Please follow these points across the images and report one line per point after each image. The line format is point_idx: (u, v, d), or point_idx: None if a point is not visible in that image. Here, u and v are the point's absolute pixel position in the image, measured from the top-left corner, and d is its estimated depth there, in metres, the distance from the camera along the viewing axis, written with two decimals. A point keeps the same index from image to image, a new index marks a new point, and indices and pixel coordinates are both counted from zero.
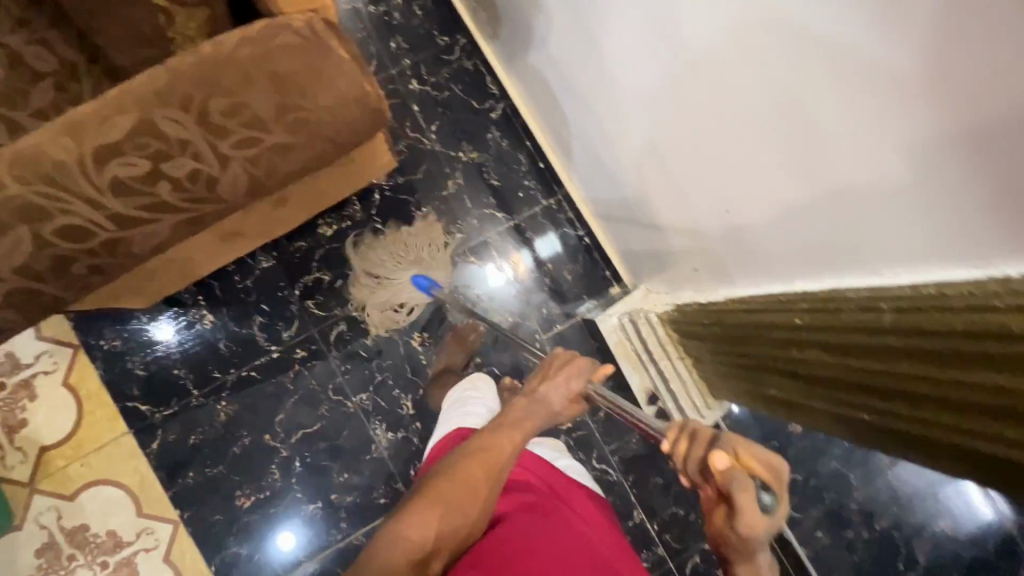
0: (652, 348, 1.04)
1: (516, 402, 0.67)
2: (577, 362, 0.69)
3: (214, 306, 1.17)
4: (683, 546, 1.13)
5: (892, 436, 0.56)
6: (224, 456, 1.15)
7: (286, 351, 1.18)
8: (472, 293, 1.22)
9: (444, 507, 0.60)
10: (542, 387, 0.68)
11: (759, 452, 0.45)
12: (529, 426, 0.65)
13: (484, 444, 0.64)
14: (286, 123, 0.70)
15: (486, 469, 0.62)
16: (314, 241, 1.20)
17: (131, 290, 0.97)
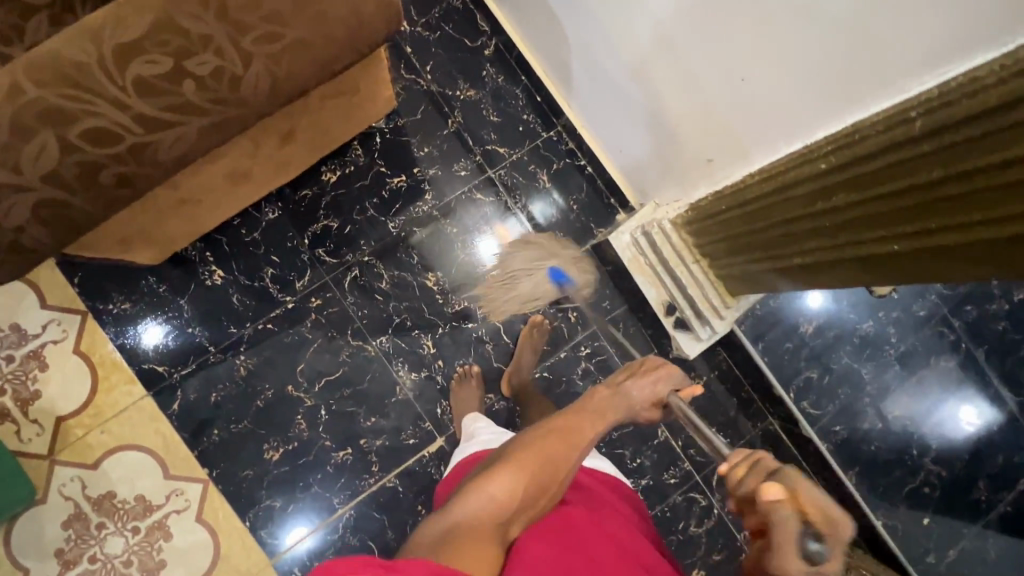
0: (668, 257, 1.05)
1: (599, 393, 0.79)
2: (667, 369, 0.82)
3: (222, 261, 1.15)
4: (709, 459, 1.26)
5: (927, 256, 0.57)
6: (248, 410, 1.14)
7: (300, 302, 1.17)
8: (481, 233, 1.23)
9: (528, 476, 0.66)
10: (629, 385, 0.80)
11: (815, 494, 0.52)
12: (612, 416, 0.77)
13: (574, 425, 0.74)
14: (306, 20, 0.64)
15: (569, 450, 0.71)
16: (319, 189, 1.19)
17: (144, 238, 0.96)
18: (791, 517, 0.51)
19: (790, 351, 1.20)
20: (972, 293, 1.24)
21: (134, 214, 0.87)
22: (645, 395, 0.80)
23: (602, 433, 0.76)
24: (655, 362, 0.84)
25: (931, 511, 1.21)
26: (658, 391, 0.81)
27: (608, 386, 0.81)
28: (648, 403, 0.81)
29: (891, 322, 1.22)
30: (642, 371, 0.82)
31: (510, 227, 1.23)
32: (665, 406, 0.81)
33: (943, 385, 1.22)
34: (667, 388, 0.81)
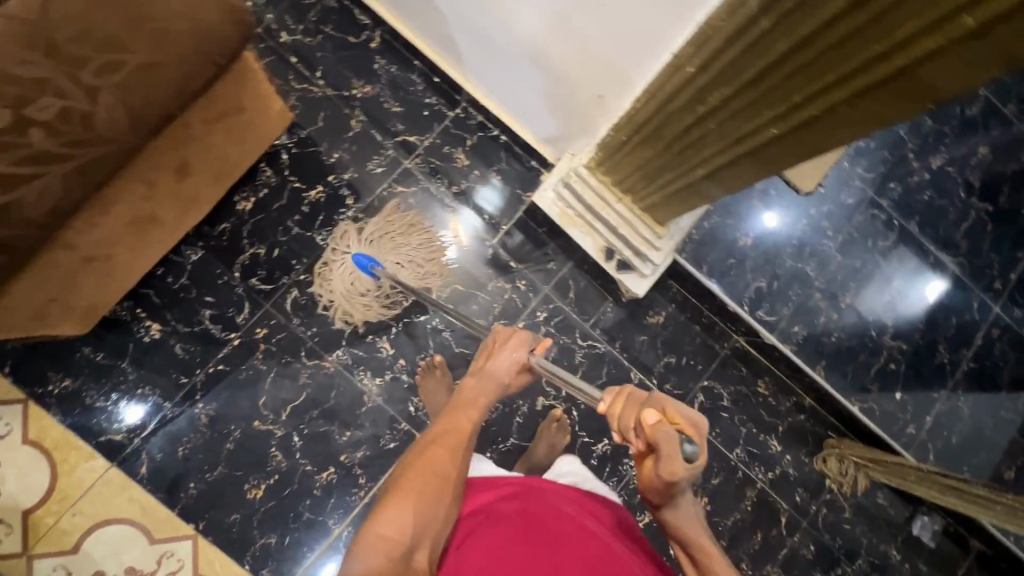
0: (593, 204, 1.05)
1: (468, 384, 0.79)
2: (516, 336, 0.81)
3: (156, 314, 1.12)
4: (684, 390, 1.29)
5: (798, 132, 0.59)
6: (220, 456, 1.12)
7: (246, 336, 1.15)
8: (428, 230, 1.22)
9: (416, 499, 0.65)
10: (489, 364, 0.80)
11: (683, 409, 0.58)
12: (484, 401, 0.77)
13: (451, 427, 0.74)
14: (145, 39, 0.62)
15: (452, 453, 0.71)
16: (238, 219, 1.16)
17: (60, 310, 0.92)
18: (672, 435, 0.56)
19: (735, 267, 1.22)
20: (891, 171, 1.29)
21: (38, 283, 0.83)
22: (507, 366, 0.79)
23: (478, 420, 0.76)
24: (508, 333, 0.82)
25: (901, 386, 1.26)
26: (519, 358, 0.80)
27: (472, 372, 0.81)
28: (517, 368, 0.80)
29: (823, 216, 1.25)
30: (502, 344, 0.81)
31: (462, 223, 1.23)
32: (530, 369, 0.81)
33: (885, 264, 1.27)
34: (525, 353, 0.80)
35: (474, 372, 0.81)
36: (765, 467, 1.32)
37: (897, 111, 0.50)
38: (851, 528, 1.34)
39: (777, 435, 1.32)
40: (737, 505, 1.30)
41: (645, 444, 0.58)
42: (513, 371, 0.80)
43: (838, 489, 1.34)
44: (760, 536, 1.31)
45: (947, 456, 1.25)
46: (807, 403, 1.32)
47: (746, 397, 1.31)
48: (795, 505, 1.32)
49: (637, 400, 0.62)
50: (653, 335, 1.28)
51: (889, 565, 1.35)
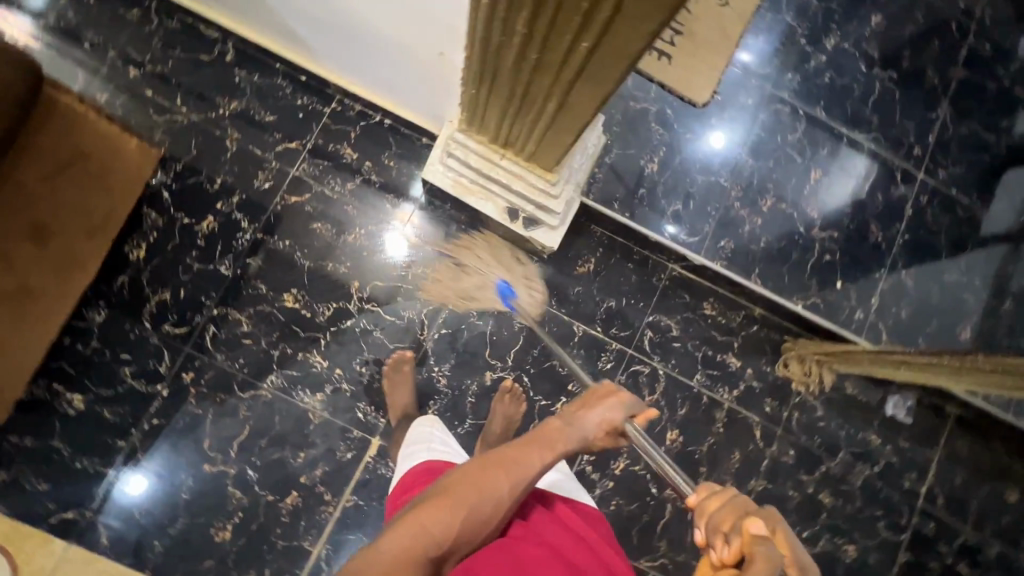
0: (481, 167, 1.01)
1: (552, 425, 0.70)
2: (615, 398, 0.73)
3: (75, 384, 1.09)
4: (632, 330, 1.28)
5: (603, 42, 0.56)
6: (177, 509, 1.09)
7: (173, 383, 1.12)
8: (368, 225, 1.20)
9: (465, 511, 0.60)
10: (583, 416, 0.71)
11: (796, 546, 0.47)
12: (561, 449, 0.68)
13: (521, 459, 0.66)
14: None
15: (513, 481, 0.64)
16: (134, 269, 1.12)
17: None
18: (777, 560, 0.44)
19: (648, 196, 1.19)
20: (785, 61, 1.25)
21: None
22: (599, 428, 0.71)
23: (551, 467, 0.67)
24: (607, 394, 0.74)
25: (840, 274, 1.24)
26: (614, 421, 0.72)
27: (562, 416, 0.72)
28: (603, 432, 0.72)
29: (727, 125, 1.22)
30: (594, 402, 0.73)
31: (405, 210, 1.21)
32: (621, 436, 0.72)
33: (800, 157, 1.24)
34: (621, 418, 0.72)
35: (565, 414, 0.72)
36: (729, 386, 1.31)
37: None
38: (827, 425, 1.34)
39: (734, 351, 1.31)
40: (710, 429, 1.29)
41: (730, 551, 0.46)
42: (600, 435, 0.72)
43: (806, 390, 1.33)
44: (740, 455, 1.30)
45: (901, 333, 1.24)
46: (756, 313, 1.31)
47: (695, 322, 1.30)
48: (768, 415, 1.32)
49: (741, 508, 0.51)
50: (587, 284, 1.26)
51: (872, 451, 1.35)
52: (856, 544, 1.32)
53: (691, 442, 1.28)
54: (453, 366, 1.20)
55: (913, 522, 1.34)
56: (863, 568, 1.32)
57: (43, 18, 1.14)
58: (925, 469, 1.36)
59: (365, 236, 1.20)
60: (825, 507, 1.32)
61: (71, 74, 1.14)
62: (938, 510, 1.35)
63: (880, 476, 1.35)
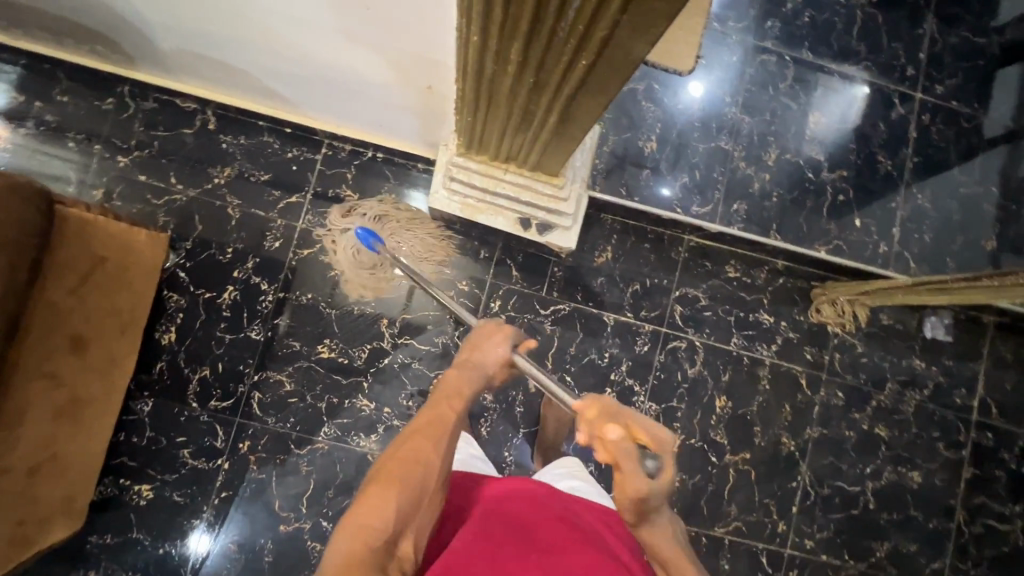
0: (485, 185, 1.00)
1: (450, 374, 0.72)
2: (503, 331, 0.75)
3: (140, 475, 1.11)
4: (661, 307, 1.28)
5: (601, 58, 0.56)
6: (264, 572, 1.12)
7: (233, 454, 1.14)
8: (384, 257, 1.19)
9: (399, 487, 0.61)
10: (477, 356, 0.73)
11: (645, 423, 0.63)
12: (467, 395, 0.70)
13: (433, 420, 0.67)
14: None
15: (435, 442, 0.66)
16: (169, 352, 1.13)
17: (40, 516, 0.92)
18: (633, 451, 0.61)
19: (651, 175, 1.18)
20: (763, 9, 1.23)
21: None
22: (492, 362, 0.73)
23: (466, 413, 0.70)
24: (493, 330, 0.75)
25: (858, 211, 1.23)
26: (503, 352, 0.74)
27: (458, 363, 0.73)
28: (498, 365, 0.74)
29: (715, 87, 1.20)
30: (485, 339, 0.74)
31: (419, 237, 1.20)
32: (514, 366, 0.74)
33: (793, 102, 1.22)
34: (509, 349, 0.74)
35: (458, 364, 0.73)
36: (766, 342, 1.31)
37: (669, 8, 0.47)
38: (870, 360, 1.35)
39: (765, 308, 1.31)
40: (756, 388, 1.30)
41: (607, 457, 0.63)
42: (498, 367, 0.74)
43: (843, 330, 1.34)
44: (790, 407, 1.31)
45: (930, 256, 1.23)
46: (780, 265, 1.31)
47: (722, 287, 1.30)
48: (810, 362, 1.33)
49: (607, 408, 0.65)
50: (608, 273, 1.26)
51: (919, 376, 1.36)
52: (920, 469, 1.34)
53: (740, 405, 1.30)
54: None
55: (972, 437, 1.36)
56: (931, 491, 1.33)
57: (22, 124, 1.13)
58: (974, 383, 1.37)
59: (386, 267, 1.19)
60: (883, 440, 1.34)
61: (63, 175, 1.14)
62: (993, 420, 1.36)
63: (930, 399, 1.36)
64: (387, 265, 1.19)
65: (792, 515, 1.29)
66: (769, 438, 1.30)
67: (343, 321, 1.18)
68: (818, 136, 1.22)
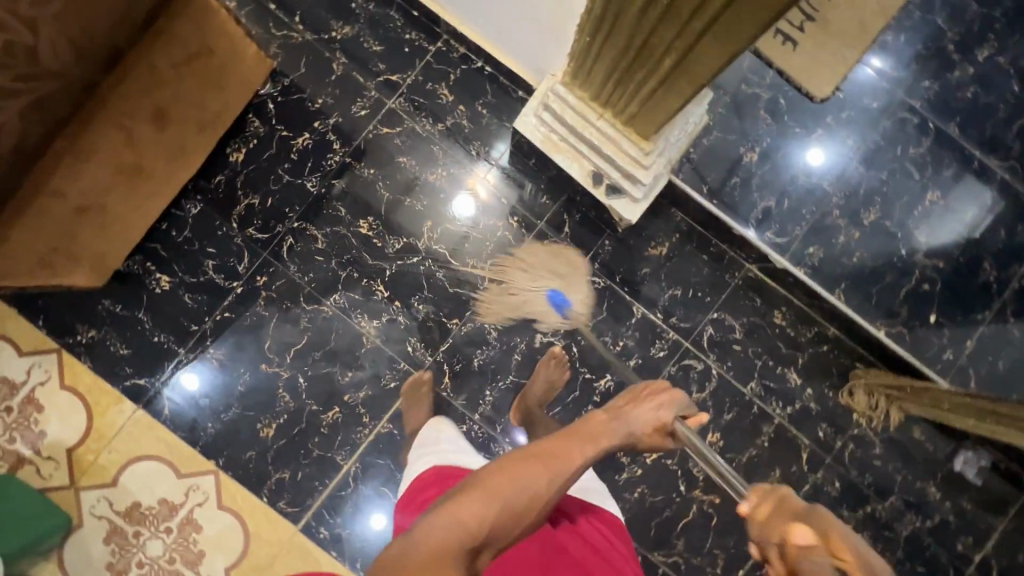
0: (573, 124, 0.99)
1: (597, 418, 0.74)
2: (666, 398, 0.79)
3: (164, 266, 1.17)
4: (693, 323, 1.24)
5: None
6: (233, 398, 1.18)
7: (248, 284, 1.18)
8: (441, 182, 1.21)
9: (499, 502, 0.59)
10: (631, 412, 0.76)
11: (851, 541, 0.47)
12: (606, 443, 0.71)
13: (560, 450, 0.67)
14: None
15: (556, 472, 0.64)
16: (231, 170, 1.18)
17: (70, 256, 0.98)
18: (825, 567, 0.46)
19: (739, 186, 1.10)
20: (926, 67, 1.13)
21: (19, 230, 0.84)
22: (646, 419, 0.76)
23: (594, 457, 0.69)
24: (659, 390, 0.80)
25: (938, 307, 1.13)
26: (662, 417, 0.77)
27: (608, 411, 0.76)
28: (653, 428, 0.77)
29: (844, 123, 1.11)
30: (644, 397, 0.79)
31: (481, 177, 1.22)
32: (670, 434, 0.77)
33: (919, 172, 1.12)
34: (670, 416, 0.77)
35: (610, 412, 0.76)
36: (783, 402, 1.24)
37: None
38: (882, 465, 1.25)
39: (796, 367, 1.24)
40: (754, 441, 1.24)
41: (788, 567, 0.49)
42: (650, 428, 0.76)
43: (866, 424, 1.25)
44: (780, 473, 1.24)
45: (996, 385, 1.12)
46: (830, 333, 1.24)
47: (762, 328, 1.24)
48: (818, 440, 1.25)
49: (795, 513, 0.53)
50: (655, 268, 1.23)
51: (927, 504, 1.25)
52: None
53: (731, 450, 1.24)
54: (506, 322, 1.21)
55: None
56: None
57: None
58: (984, 535, 1.25)
59: (447, 178, 1.21)
60: None
61: None
62: None
63: (930, 530, 1.25)
64: (454, 175, 1.21)
65: None
66: None
67: (393, 209, 1.20)
68: (930, 216, 1.12)
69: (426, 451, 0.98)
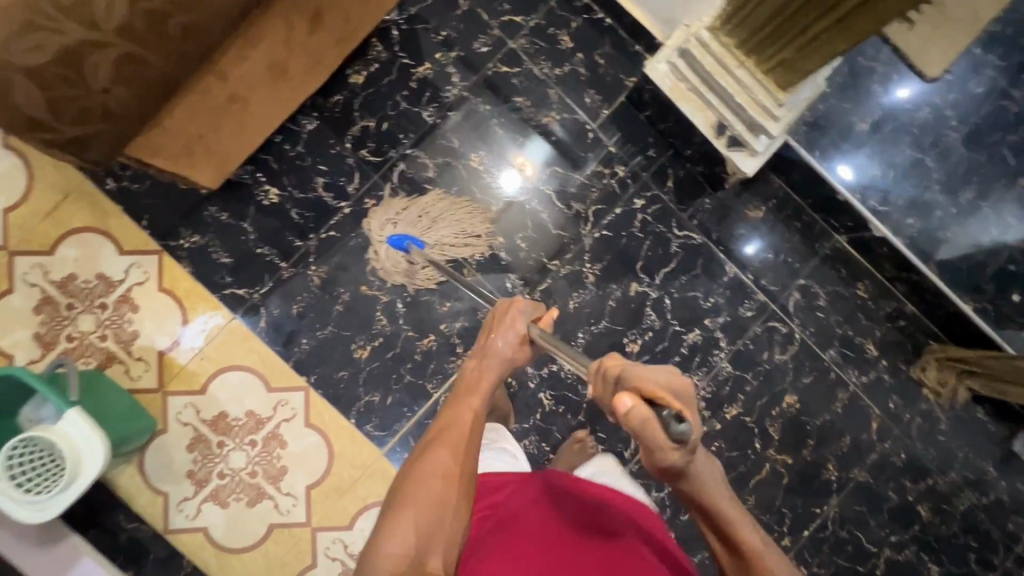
0: (710, 71, 1.03)
1: (469, 366, 0.78)
2: (516, 307, 0.80)
3: (274, 179, 1.18)
4: (781, 287, 1.27)
5: None
6: (329, 317, 1.18)
7: (356, 205, 1.19)
8: (492, 149, 1.23)
9: (418, 507, 0.61)
10: (493, 345, 0.78)
11: (655, 381, 0.59)
12: (485, 383, 0.75)
13: (452, 419, 0.70)
14: None
15: (454, 443, 0.67)
16: (350, 91, 1.19)
17: (218, 143, 0.99)
18: (651, 416, 0.56)
19: (849, 150, 1.17)
20: None
21: (176, 116, 0.88)
22: (508, 341, 0.78)
23: (483, 404, 0.73)
24: (507, 307, 0.81)
25: (1020, 288, 1.19)
26: (520, 329, 0.79)
27: (474, 356, 0.79)
28: (517, 342, 0.78)
29: (949, 105, 1.17)
30: (498, 321, 0.80)
31: (531, 153, 1.23)
32: (532, 342, 0.79)
33: (1015, 158, 1.18)
34: (525, 324, 0.79)
35: (476, 352, 0.79)
36: (860, 371, 1.28)
37: None
38: (946, 441, 1.30)
39: (875, 339, 1.28)
40: (829, 406, 1.28)
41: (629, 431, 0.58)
42: (516, 346, 0.78)
43: (936, 400, 1.29)
44: (850, 440, 1.28)
45: None
46: (908, 310, 1.27)
47: (845, 299, 1.27)
48: (889, 412, 1.29)
49: (615, 378, 0.62)
50: (750, 230, 1.26)
51: (987, 482, 1.30)
52: (941, 565, 1.29)
53: (806, 413, 1.27)
54: (603, 268, 1.24)
55: (1006, 566, 1.30)
56: None
57: None
58: None
59: (558, 121, 1.24)
60: (921, 519, 1.29)
61: None
62: None
63: (985, 508, 1.30)
64: (564, 120, 1.24)
65: (800, 538, 1.27)
66: (816, 457, 1.28)
67: (505, 146, 1.23)
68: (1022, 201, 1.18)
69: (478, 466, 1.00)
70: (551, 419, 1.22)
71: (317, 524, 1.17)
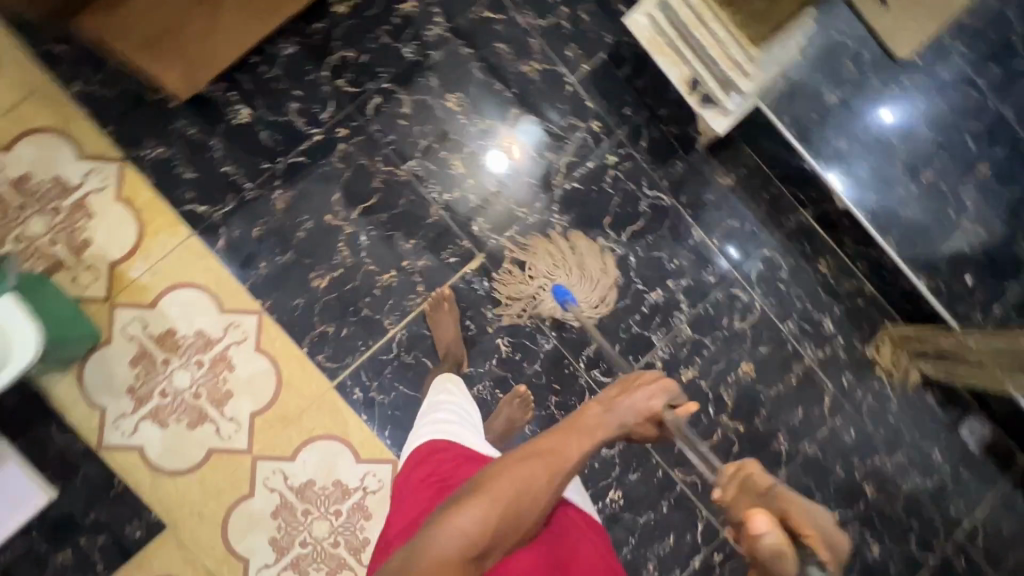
0: (687, 24, 1.05)
1: (592, 409, 0.75)
2: (660, 384, 0.80)
3: (247, 100, 1.16)
4: (746, 256, 1.29)
5: None
6: (290, 244, 1.16)
7: (328, 133, 1.18)
8: (472, 91, 1.23)
9: (499, 505, 0.61)
10: (623, 402, 0.77)
11: (799, 514, 0.63)
12: (600, 434, 0.72)
13: (562, 444, 0.68)
14: None
15: (556, 467, 0.66)
16: (332, 20, 1.19)
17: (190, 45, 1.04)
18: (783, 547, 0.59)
19: (818, 123, 1.20)
20: (995, 51, 1.22)
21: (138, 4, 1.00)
22: (638, 408, 0.77)
23: (592, 451, 0.71)
24: (653, 380, 0.81)
25: (973, 270, 1.22)
26: (654, 405, 0.78)
27: (601, 403, 0.76)
28: (644, 415, 0.77)
29: (916, 88, 1.21)
30: (637, 388, 0.79)
31: (521, 136, 1.24)
32: (658, 422, 0.79)
33: (975, 144, 1.21)
34: (661, 402, 0.79)
35: (602, 402, 0.77)
36: (816, 345, 1.30)
37: None
38: (895, 421, 1.32)
39: (833, 315, 1.29)
40: (783, 377, 1.29)
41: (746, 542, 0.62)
42: (641, 417, 0.77)
43: (888, 380, 1.31)
44: (801, 413, 1.29)
45: None
46: (866, 290, 1.29)
47: (806, 273, 1.29)
48: (842, 388, 1.30)
49: (754, 492, 0.66)
50: (719, 197, 1.28)
51: (931, 465, 1.32)
52: (882, 545, 1.30)
53: (760, 382, 1.28)
54: (571, 220, 1.24)
55: (945, 551, 1.31)
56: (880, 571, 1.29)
57: None
58: (976, 504, 1.32)
59: (539, 72, 1.24)
60: (865, 497, 1.30)
61: None
62: (973, 548, 1.32)
63: (928, 491, 1.32)
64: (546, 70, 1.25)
65: None
66: (767, 428, 1.28)
67: (484, 91, 1.23)
68: (979, 187, 1.21)
69: (426, 421, 0.95)
70: (507, 366, 1.21)
71: (258, 453, 1.14)
